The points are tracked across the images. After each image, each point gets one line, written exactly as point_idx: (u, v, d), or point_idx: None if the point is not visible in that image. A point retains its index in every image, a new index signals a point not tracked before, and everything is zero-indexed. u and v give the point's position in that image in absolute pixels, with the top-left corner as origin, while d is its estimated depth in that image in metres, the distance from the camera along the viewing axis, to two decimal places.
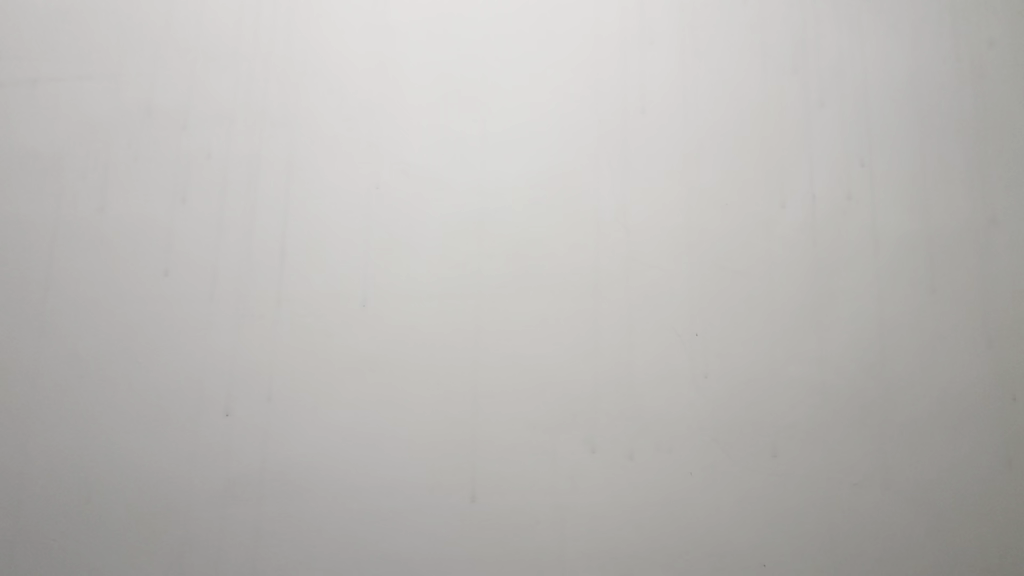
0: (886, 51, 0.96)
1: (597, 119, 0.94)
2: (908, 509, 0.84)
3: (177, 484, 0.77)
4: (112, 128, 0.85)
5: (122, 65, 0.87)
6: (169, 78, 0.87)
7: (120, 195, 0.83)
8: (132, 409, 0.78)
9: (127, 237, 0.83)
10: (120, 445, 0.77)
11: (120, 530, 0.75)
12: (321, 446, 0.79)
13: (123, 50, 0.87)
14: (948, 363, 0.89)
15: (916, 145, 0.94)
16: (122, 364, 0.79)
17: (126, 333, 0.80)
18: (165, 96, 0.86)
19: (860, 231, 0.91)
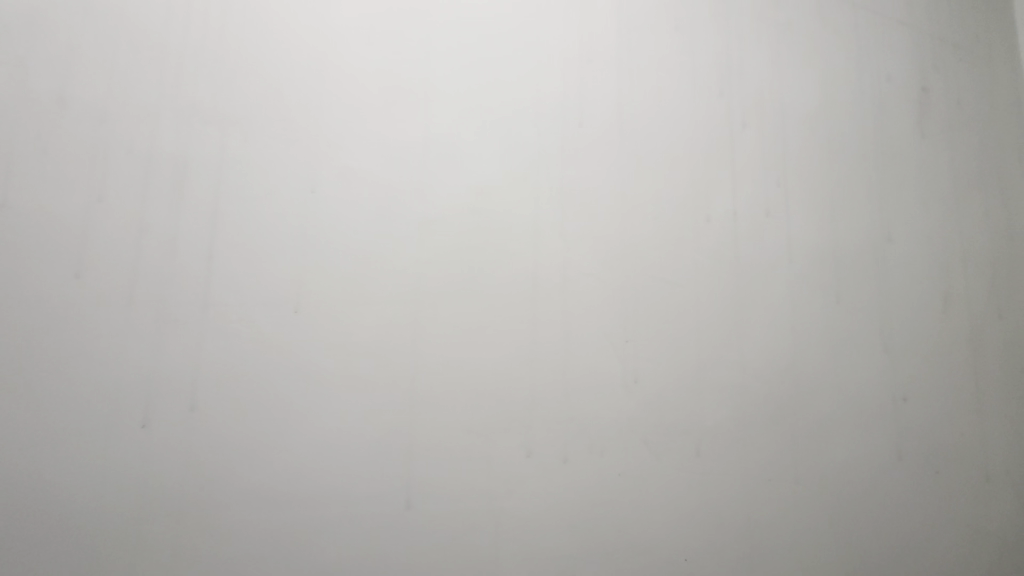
0: (797, 89, 1.10)
1: (536, 130, 0.95)
2: (810, 499, 0.97)
3: (82, 504, 0.71)
4: (8, 113, 0.76)
5: (22, 43, 0.78)
6: (82, 64, 0.80)
7: (15, 187, 0.75)
8: (24, 422, 0.71)
9: (17, 230, 0.74)
10: (6, 463, 0.70)
11: (5, 560, 0.68)
12: (248, 457, 0.78)
13: (24, 26, 0.78)
14: (841, 364, 1.03)
15: (819, 170, 1.09)
16: (12, 372, 0.71)
17: (18, 338, 0.72)
18: (76, 82, 0.79)
19: (776, 243, 1.04)
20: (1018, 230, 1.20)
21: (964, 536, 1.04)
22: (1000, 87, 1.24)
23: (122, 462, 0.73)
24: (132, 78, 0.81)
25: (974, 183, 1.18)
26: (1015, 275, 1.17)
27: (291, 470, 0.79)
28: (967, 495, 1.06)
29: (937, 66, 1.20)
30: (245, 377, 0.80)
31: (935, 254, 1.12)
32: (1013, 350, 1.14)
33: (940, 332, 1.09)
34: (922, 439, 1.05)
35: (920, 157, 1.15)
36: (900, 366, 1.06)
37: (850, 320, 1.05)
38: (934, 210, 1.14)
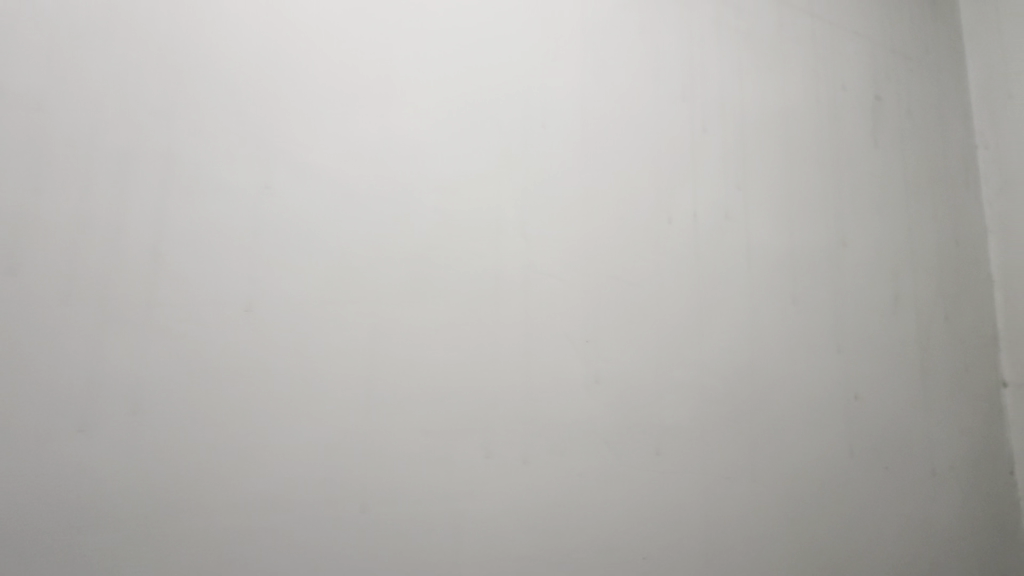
0: (757, 95, 1.12)
1: (500, 130, 0.95)
2: (767, 496, 0.99)
3: (9, 514, 0.66)
4: None
5: None
6: (12, 40, 0.72)
7: None
8: None
9: None
10: None
11: None
12: (187, 464, 0.73)
13: None
14: (797, 364, 1.06)
15: (778, 174, 1.11)
16: None
17: None
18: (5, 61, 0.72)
19: (735, 245, 1.06)
20: (966, 235, 1.24)
21: (916, 531, 1.07)
22: (948, 97, 1.29)
23: (48, 472, 0.68)
24: (64, 60, 0.74)
25: (924, 189, 1.22)
26: (963, 278, 1.21)
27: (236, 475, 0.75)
28: (919, 491, 1.09)
29: (889, 76, 1.24)
30: (188, 381, 0.74)
31: (886, 257, 1.16)
32: (962, 351, 1.18)
33: (890, 333, 1.13)
34: (873, 437, 1.08)
35: (872, 164, 1.19)
36: (852, 366, 1.09)
37: (805, 321, 1.08)
38: (886, 215, 1.18)
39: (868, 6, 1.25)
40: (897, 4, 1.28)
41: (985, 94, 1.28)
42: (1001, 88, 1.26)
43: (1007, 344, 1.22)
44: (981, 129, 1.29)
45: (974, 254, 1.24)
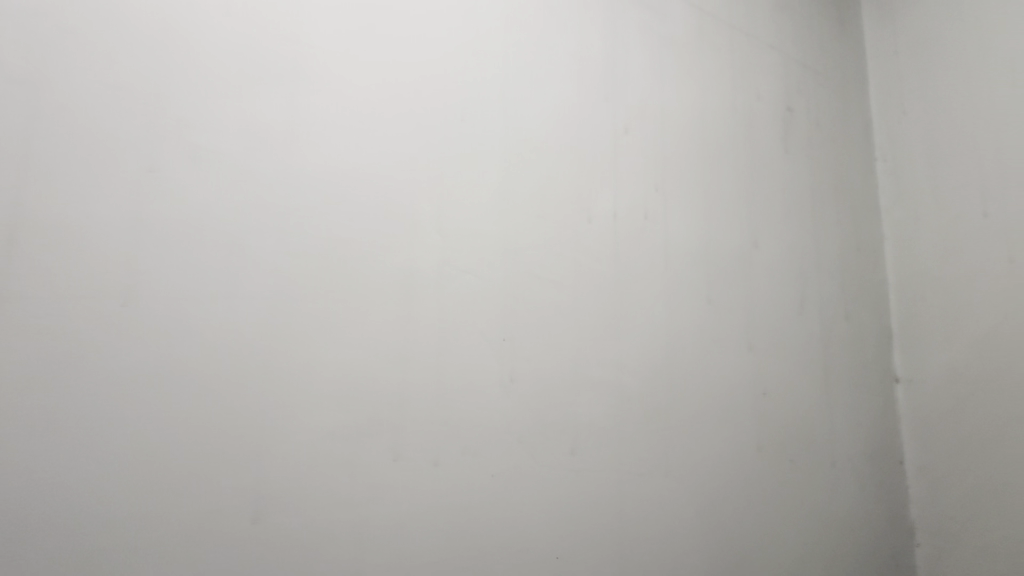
0: (677, 100, 1.15)
1: (417, 120, 0.92)
2: (679, 491, 1.01)
3: None
4: None
5: None
6: None
7: None
8: None
9: None
10: None
11: None
12: (37, 480, 0.64)
13: None
14: (710, 361, 1.09)
15: (695, 178, 1.15)
16: None
17: None
18: None
19: (654, 245, 1.08)
20: (867, 240, 1.32)
21: (816, 520, 1.12)
22: (852, 111, 1.37)
23: None
24: None
25: (830, 197, 1.30)
26: (864, 281, 1.29)
27: (98, 489, 0.66)
28: (819, 481, 1.14)
29: (801, 89, 1.31)
30: (43, 385, 0.65)
31: (794, 260, 1.22)
32: (860, 349, 1.25)
33: (796, 332, 1.19)
34: (779, 431, 1.13)
35: (783, 171, 1.25)
36: (761, 364, 1.14)
37: (719, 320, 1.11)
38: (794, 220, 1.24)
39: (782, 21, 1.31)
40: (809, 20, 1.35)
41: (885, 109, 1.38)
42: (898, 104, 1.35)
43: (900, 344, 1.29)
44: (881, 142, 1.37)
45: (874, 259, 1.32)
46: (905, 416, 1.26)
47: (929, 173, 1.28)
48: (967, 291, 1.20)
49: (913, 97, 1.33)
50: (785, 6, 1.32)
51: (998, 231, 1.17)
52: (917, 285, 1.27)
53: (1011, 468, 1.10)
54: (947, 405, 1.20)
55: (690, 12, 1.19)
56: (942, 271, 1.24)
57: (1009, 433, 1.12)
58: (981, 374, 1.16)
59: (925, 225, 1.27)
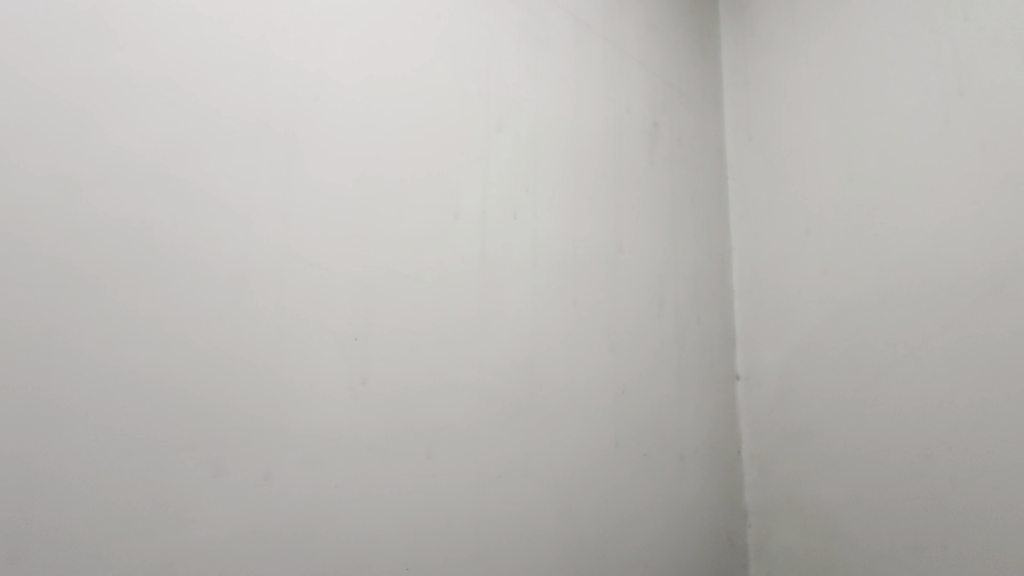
0: (550, 103, 1.17)
1: (262, 91, 0.82)
2: (538, 490, 1.02)
3: None
4: None
5: None
6: None
7: None
8: None
9: None
10: None
11: None
12: None
13: None
14: (573, 361, 1.12)
15: (566, 180, 1.17)
16: None
17: None
18: None
19: (523, 245, 1.08)
20: (717, 250, 1.44)
21: (664, 509, 1.20)
22: (709, 132, 1.50)
23: None
24: None
25: (687, 208, 1.40)
26: (714, 288, 1.41)
27: None
28: (668, 473, 1.22)
29: (665, 106, 1.40)
30: None
31: (653, 267, 1.30)
32: (708, 350, 1.37)
33: (653, 334, 1.26)
34: (635, 428, 1.19)
35: (647, 183, 1.32)
36: (621, 363, 1.19)
37: (583, 321, 1.15)
38: (655, 229, 1.32)
39: (650, 42, 1.40)
40: (674, 44, 1.46)
41: (735, 133, 1.52)
42: (745, 129, 1.50)
43: (741, 345, 1.42)
44: (732, 162, 1.51)
45: (722, 268, 1.45)
46: (743, 410, 1.40)
47: (766, 192, 1.43)
48: (789, 296, 1.35)
49: (757, 123, 1.48)
50: (654, 28, 1.41)
51: (816, 246, 1.31)
52: (755, 292, 1.41)
53: (821, 455, 1.25)
54: (775, 399, 1.34)
55: (565, 21, 1.22)
56: (774, 280, 1.38)
57: (820, 424, 1.26)
58: (800, 373, 1.30)
59: (763, 239, 1.42)
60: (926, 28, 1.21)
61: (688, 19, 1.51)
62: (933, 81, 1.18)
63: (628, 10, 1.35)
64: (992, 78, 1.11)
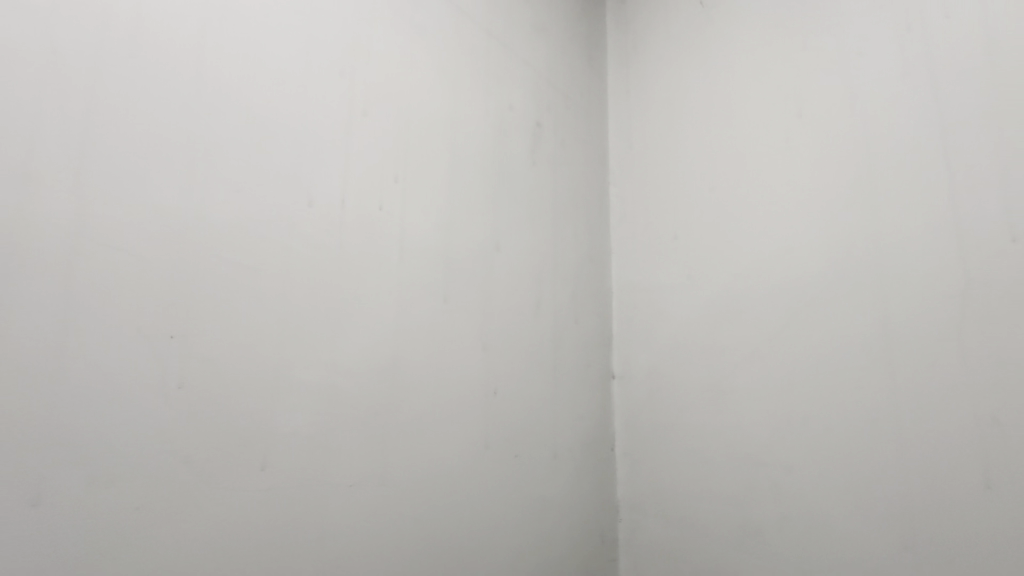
0: (424, 92, 1.12)
1: (54, 45, 0.70)
2: (394, 498, 0.96)
3: None
4: None
5: None
6: None
7: None
8: None
9: None
10: None
11: None
12: None
13: None
14: (441, 361, 1.07)
15: (440, 174, 1.13)
16: None
17: None
18: None
19: (388, 239, 1.02)
20: (596, 253, 1.48)
21: (535, 510, 1.19)
22: (594, 138, 1.54)
23: None
24: None
25: (569, 210, 1.42)
26: (593, 289, 1.44)
27: None
28: (540, 473, 1.22)
29: (549, 108, 1.41)
30: None
31: (532, 266, 1.29)
32: (585, 350, 1.39)
33: (530, 334, 1.26)
34: (507, 429, 1.16)
35: (528, 182, 1.31)
36: (495, 364, 1.17)
37: (454, 320, 1.10)
38: (535, 228, 1.32)
39: (536, 43, 1.40)
40: (561, 48, 1.48)
41: (618, 140, 1.57)
42: (626, 137, 1.55)
43: (617, 345, 1.47)
44: (615, 168, 1.56)
45: (602, 269, 1.49)
46: (617, 408, 1.44)
47: (642, 198, 1.48)
48: (659, 298, 1.39)
49: (637, 130, 1.53)
50: (540, 30, 1.42)
51: (684, 251, 1.36)
52: (631, 294, 1.46)
53: (681, 449, 1.29)
54: (644, 397, 1.39)
55: (444, 10, 1.18)
56: (648, 283, 1.43)
57: (681, 420, 1.30)
58: (665, 373, 1.35)
59: (639, 242, 1.47)
60: (769, 41, 1.27)
61: (576, 26, 1.54)
62: (775, 92, 1.24)
63: (513, 8, 1.35)
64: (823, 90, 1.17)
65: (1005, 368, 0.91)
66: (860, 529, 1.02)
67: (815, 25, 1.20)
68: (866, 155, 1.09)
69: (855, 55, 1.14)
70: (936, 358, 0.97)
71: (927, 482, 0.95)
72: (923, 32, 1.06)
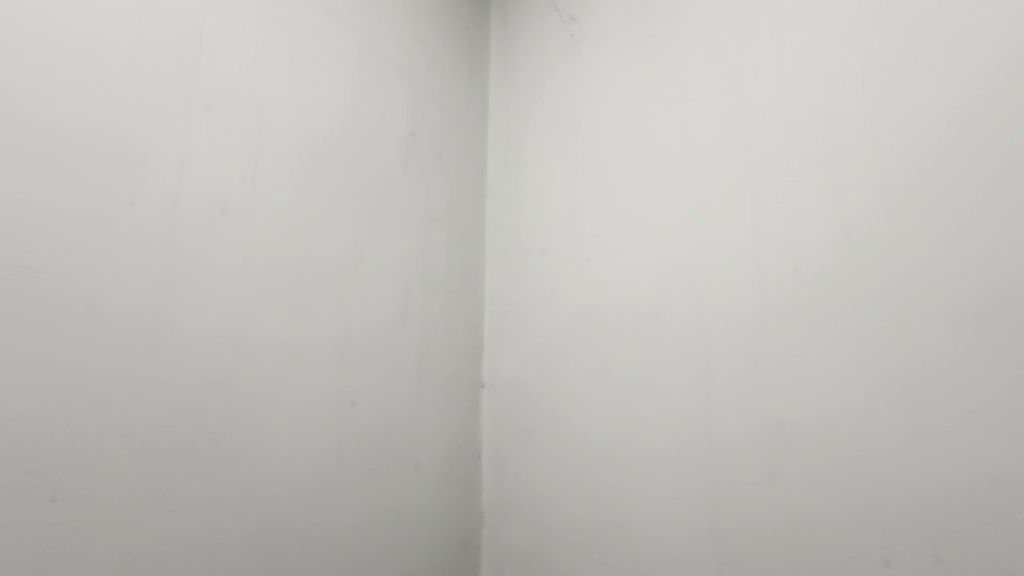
0: (282, 92, 1.08)
1: None
2: (227, 518, 0.90)
3: None
4: None
5: None
6: None
7: None
8: None
9: None
10: None
11: None
12: None
13: None
14: (289, 373, 1.02)
15: (297, 178, 1.08)
16: None
17: None
18: None
19: (231, 244, 0.96)
20: (470, 264, 1.51)
21: (393, 522, 1.19)
22: (473, 151, 1.58)
23: None
24: None
25: (444, 221, 1.44)
26: (465, 300, 1.48)
27: None
28: (400, 483, 1.21)
29: (425, 118, 1.42)
30: None
31: (400, 276, 1.28)
32: (453, 360, 1.41)
33: (395, 343, 1.25)
34: (364, 441, 1.15)
35: (398, 190, 1.31)
36: (353, 374, 1.14)
37: (308, 330, 1.07)
38: (405, 237, 1.31)
39: (414, 54, 1.41)
40: (440, 61, 1.50)
41: (496, 156, 1.62)
42: (503, 153, 1.61)
43: (488, 354, 1.51)
44: (492, 182, 1.62)
45: (475, 281, 1.53)
46: (486, 416, 1.48)
47: (514, 213, 1.54)
48: (525, 309, 1.46)
49: (513, 147, 1.59)
50: (419, 41, 1.43)
51: (549, 265, 1.44)
52: (502, 305, 1.52)
53: (538, 453, 1.36)
54: (510, 405, 1.44)
55: (309, 10, 1.15)
56: (518, 294, 1.49)
57: (540, 426, 1.37)
58: (528, 380, 1.41)
59: (510, 256, 1.53)
60: (626, 73, 1.38)
61: (458, 42, 1.58)
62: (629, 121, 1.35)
63: (389, 16, 1.34)
64: (668, 120, 1.29)
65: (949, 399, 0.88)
66: (679, 529, 1.11)
67: (662, 67, 1.32)
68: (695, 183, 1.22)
69: (691, 102, 1.26)
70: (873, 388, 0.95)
71: (725, 474, 1.07)
72: (746, 74, 1.19)
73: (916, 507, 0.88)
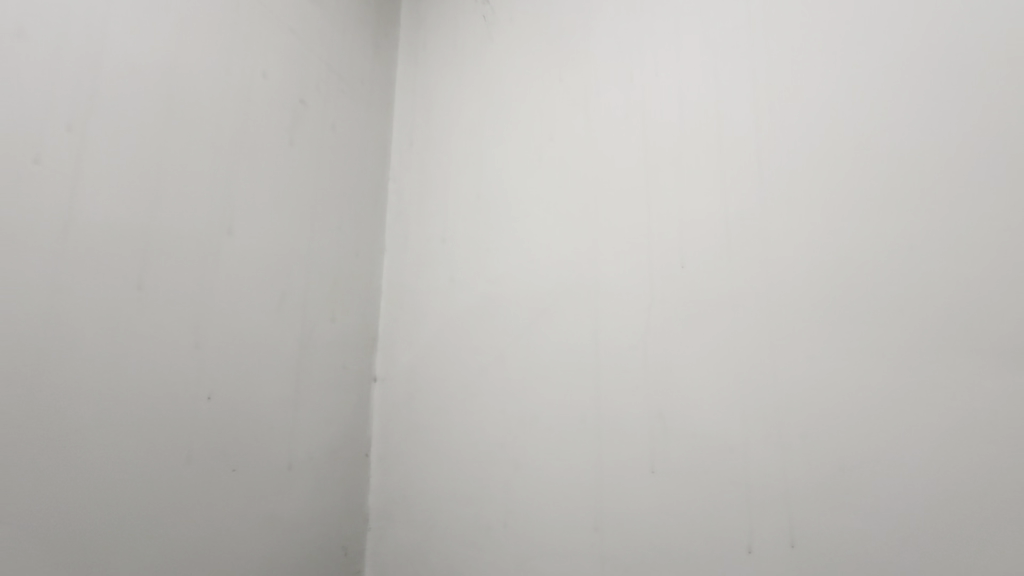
0: (129, 32, 0.92)
1: None
2: (24, 532, 0.75)
3: None
4: None
5: None
6: None
7: None
8: None
9: None
10: None
11: None
12: None
13: None
14: (124, 360, 0.87)
15: (146, 132, 0.93)
16: None
17: None
18: None
19: (46, 201, 0.81)
20: (365, 249, 1.41)
21: (257, 529, 1.06)
22: (374, 129, 1.47)
23: None
24: None
25: (336, 200, 1.32)
26: (357, 286, 1.37)
27: None
28: (267, 486, 1.09)
29: (319, 86, 1.29)
30: None
31: (279, 256, 1.15)
32: (342, 351, 1.30)
33: (269, 330, 1.12)
34: (222, 439, 1.01)
35: (280, 160, 1.18)
36: (211, 364, 1.00)
37: (153, 311, 0.92)
38: (287, 213, 1.18)
39: (307, 15, 1.28)
40: (339, 28, 1.38)
41: (401, 136, 1.53)
42: (408, 134, 1.52)
43: (383, 346, 1.42)
44: (395, 164, 1.52)
45: (371, 266, 1.43)
46: (377, 411, 1.38)
47: (416, 197, 1.46)
48: (423, 298, 1.38)
49: (419, 128, 1.50)
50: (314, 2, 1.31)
51: (450, 253, 1.37)
52: (400, 294, 1.43)
53: (428, 450, 1.29)
54: (404, 399, 1.35)
55: None
56: (416, 283, 1.41)
57: (433, 422, 1.30)
58: (422, 373, 1.34)
59: (410, 242, 1.44)
60: (534, 61, 1.35)
61: (362, 11, 1.47)
62: (537, 108, 1.32)
63: None
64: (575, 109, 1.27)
65: (895, 402, 0.87)
66: (566, 523, 1.09)
67: (570, 57, 1.31)
68: (595, 175, 1.21)
69: (596, 96, 1.25)
70: (812, 393, 0.92)
71: (610, 467, 1.07)
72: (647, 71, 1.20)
73: (777, 494, 0.92)
